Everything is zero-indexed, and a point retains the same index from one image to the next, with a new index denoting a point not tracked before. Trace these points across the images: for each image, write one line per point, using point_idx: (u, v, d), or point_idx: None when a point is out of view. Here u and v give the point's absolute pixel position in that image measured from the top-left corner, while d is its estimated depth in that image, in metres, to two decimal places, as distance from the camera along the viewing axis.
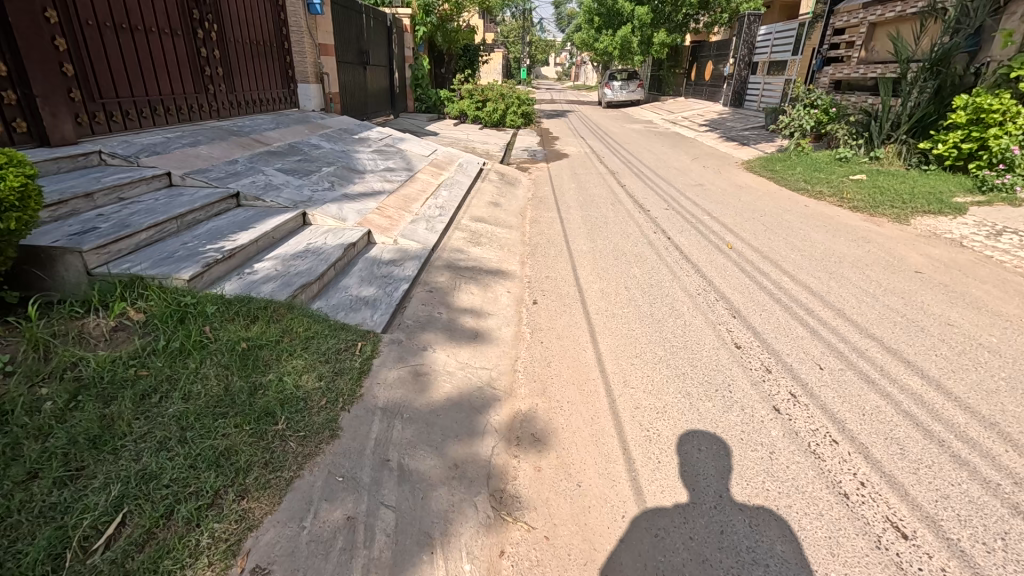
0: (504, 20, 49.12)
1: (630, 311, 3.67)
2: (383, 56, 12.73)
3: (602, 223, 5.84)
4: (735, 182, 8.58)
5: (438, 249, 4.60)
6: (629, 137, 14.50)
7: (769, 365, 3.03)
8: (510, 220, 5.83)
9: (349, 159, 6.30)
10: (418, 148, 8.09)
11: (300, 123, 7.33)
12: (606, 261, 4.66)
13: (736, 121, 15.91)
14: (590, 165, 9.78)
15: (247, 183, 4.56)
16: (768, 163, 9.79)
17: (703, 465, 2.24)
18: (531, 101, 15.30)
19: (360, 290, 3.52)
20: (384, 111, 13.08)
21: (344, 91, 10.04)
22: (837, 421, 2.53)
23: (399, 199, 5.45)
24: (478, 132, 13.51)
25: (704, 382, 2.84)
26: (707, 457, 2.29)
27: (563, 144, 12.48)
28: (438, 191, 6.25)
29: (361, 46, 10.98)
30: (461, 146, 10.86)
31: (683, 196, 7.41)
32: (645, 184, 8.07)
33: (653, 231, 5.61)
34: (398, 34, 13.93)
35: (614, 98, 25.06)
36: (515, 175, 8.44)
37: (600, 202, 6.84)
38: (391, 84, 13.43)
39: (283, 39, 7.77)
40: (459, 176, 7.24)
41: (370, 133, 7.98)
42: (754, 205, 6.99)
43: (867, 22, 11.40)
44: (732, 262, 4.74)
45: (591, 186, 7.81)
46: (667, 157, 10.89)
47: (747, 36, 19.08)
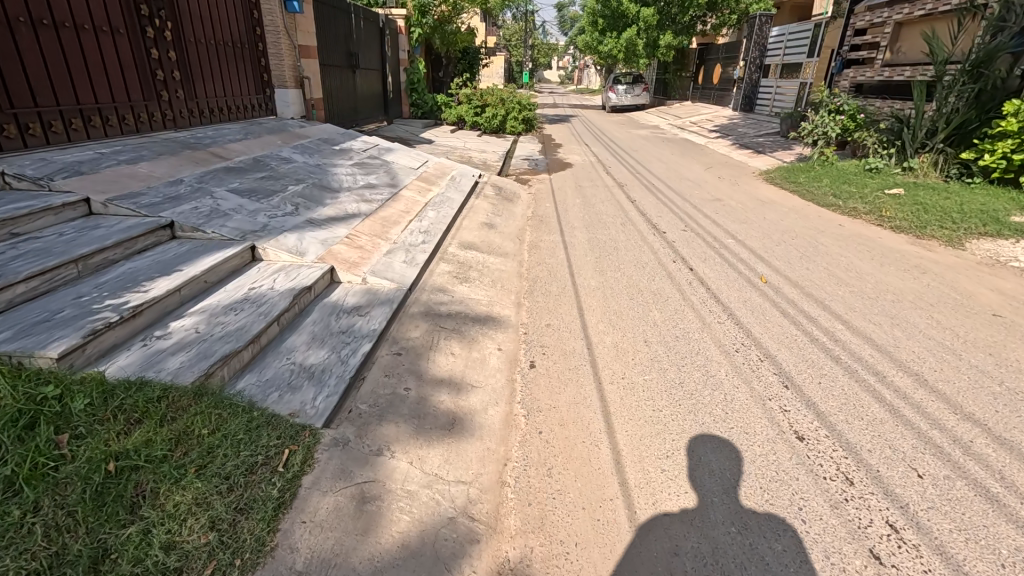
0: (505, 23, 48.54)
1: (653, 376, 2.91)
2: (375, 59, 12.01)
3: (611, 248, 5.08)
4: (755, 194, 7.84)
5: (417, 288, 3.82)
6: (636, 144, 13.73)
7: (846, 466, 2.26)
8: (505, 246, 5.06)
9: (323, 175, 5.53)
10: (407, 160, 7.32)
11: (272, 133, 6.57)
12: (617, 300, 3.91)
13: (749, 126, 15.11)
14: (595, 177, 9.00)
15: (187, 210, 3.79)
16: (789, 173, 8.99)
17: (713, 474, 2.20)
18: (531, 106, 14.75)
19: (307, 356, 2.74)
20: (377, 117, 12.35)
21: (330, 97, 9.29)
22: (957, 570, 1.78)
23: (377, 224, 4.67)
24: (476, 139, 12.76)
25: (762, 504, 2.05)
26: (719, 472, 2.21)
27: (566, 152, 11.72)
28: (424, 211, 5.46)
29: (349, 48, 10.24)
30: (457, 155, 10.10)
31: (701, 213, 6.63)
32: (657, 199, 7.29)
33: (672, 258, 4.86)
34: (393, 36, 13.25)
35: (618, 102, 24.29)
36: (514, 189, 7.65)
37: (608, 221, 6.08)
38: (384, 89, 12.69)
39: (256, 40, 7.01)
40: (449, 192, 6.44)
41: (353, 143, 7.22)
42: (782, 224, 6.20)
43: (893, 21, 10.62)
44: (767, 298, 4.00)
45: (597, 202, 7.03)
46: (678, 166, 10.12)
47: (759, 37, 18.20)
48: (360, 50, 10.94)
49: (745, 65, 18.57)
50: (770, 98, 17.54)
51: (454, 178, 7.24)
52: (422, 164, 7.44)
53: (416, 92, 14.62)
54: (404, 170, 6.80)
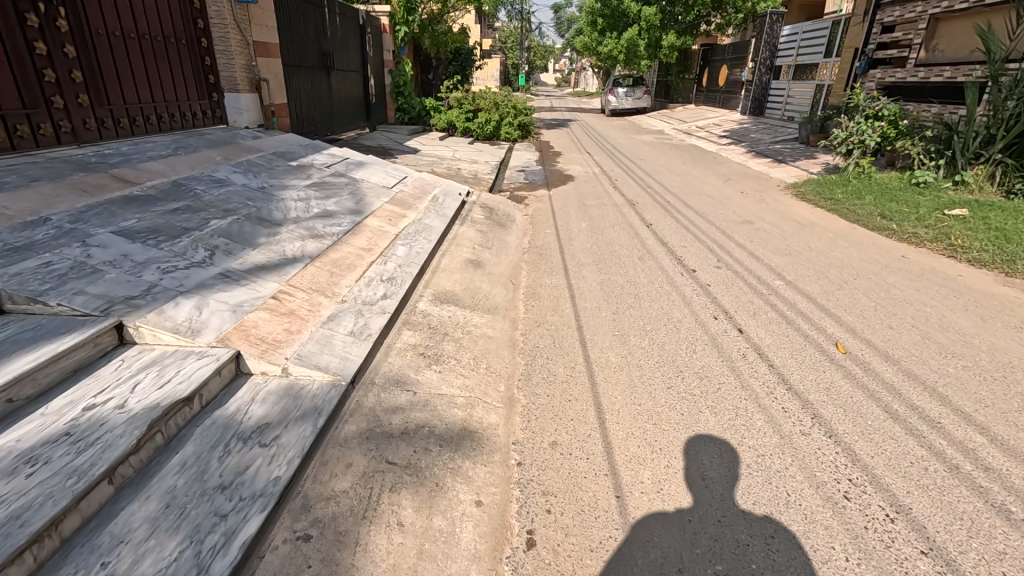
0: (500, 26, 47.57)
1: (704, 472, 2.20)
2: (355, 60, 10.87)
3: (630, 294, 4.00)
4: (787, 213, 6.79)
5: (364, 378, 2.67)
6: (641, 151, 12.63)
7: (921, 553, 1.84)
8: (495, 294, 3.93)
9: (265, 202, 4.37)
10: (381, 178, 6.17)
11: (213, 147, 5.40)
12: (646, 382, 2.84)
13: (763, 132, 14.02)
14: (600, 191, 7.89)
15: (33, 267, 2.63)
16: (822, 188, 7.89)
17: (711, 476, 2.18)
18: (528, 111, 13.87)
19: (141, 557, 1.57)
20: (358, 123, 11.20)
21: (298, 101, 8.13)
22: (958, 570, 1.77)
23: (323, 273, 3.52)
24: (467, 147, 11.64)
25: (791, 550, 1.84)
26: (718, 473, 2.20)
27: (567, 162, 10.60)
28: (395, 247, 4.32)
29: (322, 47, 9.08)
30: (444, 167, 8.96)
31: (731, 240, 5.56)
32: (676, 222, 6.21)
33: (709, 309, 3.78)
34: (375, 34, 12.08)
35: (619, 106, 23.21)
36: (508, 210, 6.51)
37: (622, 253, 4.99)
38: (366, 92, 11.53)
39: (197, 36, 5.87)
40: (427, 217, 5.30)
41: (316, 159, 6.09)
42: (835, 257, 5.08)
43: (929, 16, 9.65)
44: (849, 376, 2.95)
45: (605, 227, 5.91)
46: (693, 179, 9.03)
47: (769, 37, 16.90)
48: (336, 50, 9.77)
49: (755, 66, 17.36)
50: (782, 101, 16.43)
51: (438, 198, 6.12)
52: (400, 182, 6.31)
53: (402, 96, 13.44)
54: (376, 191, 5.67)
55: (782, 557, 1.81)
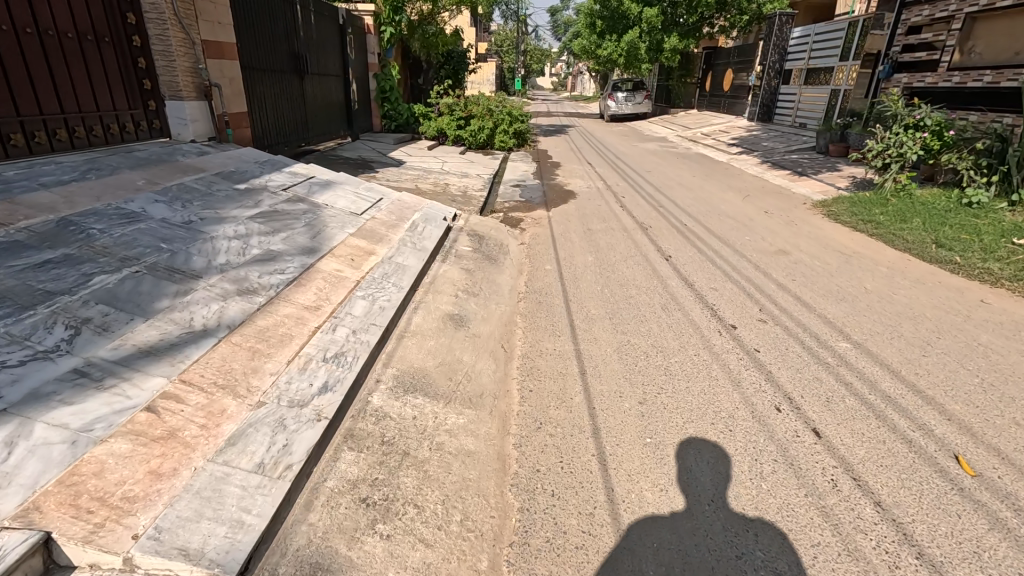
0: (496, 30, 46.83)
1: (696, 477, 2.23)
2: (335, 63, 9.91)
3: (656, 367, 3.07)
4: (824, 238, 5.87)
5: (264, 561, 1.69)
6: (647, 162, 11.68)
7: (899, 553, 1.87)
8: (479, 371, 2.95)
9: (183, 244, 3.39)
10: (348, 202, 5.21)
11: (138, 168, 4.40)
12: (703, 542, 1.91)
13: (776, 140, 13.14)
14: (607, 210, 6.93)
15: None
16: (856, 207, 6.94)
17: (703, 477, 2.22)
18: (524, 117, 12.91)
19: None
20: (338, 132, 10.24)
21: (262, 108, 7.16)
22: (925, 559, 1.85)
23: (239, 356, 2.54)
24: (459, 158, 10.68)
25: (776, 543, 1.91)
26: (712, 477, 2.22)
27: (568, 175, 9.67)
28: (352, 300, 3.36)
29: (294, 48, 8.13)
30: (431, 182, 7.99)
31: (769, 278, 4.62)
32: (698, 253, 5.26)
33: (765, 393, 2.84)
34: (358, 34, 11.08)
35: (619, 111, 22.37)
36: (500, 239, 5.52)
37: (640, 299, 4.05)
38: (347, 98, 10.57)
39: (126, 33, 4.90)
40: (400, 254, 4.34)
41: (271, 180, 5.11)
42: (900, 302, 4.15)
43: (965, 15, 8.82)
44: (996, 524, 2.01)
45: (616, 261, 4.96)
46: (708, 195, 8.13)
47: (778, 39, 16.01)
48: (311, 51, 8.79)
49: (763, 71, 16.45)
50: (793, 107, 15.52)
51: (417, 225, 5.16)
52: (374, 207, 5.35)
53: (388, 102, 12.44)
54: (340, 221, 4.70)
55: (772, 553, 1.86)
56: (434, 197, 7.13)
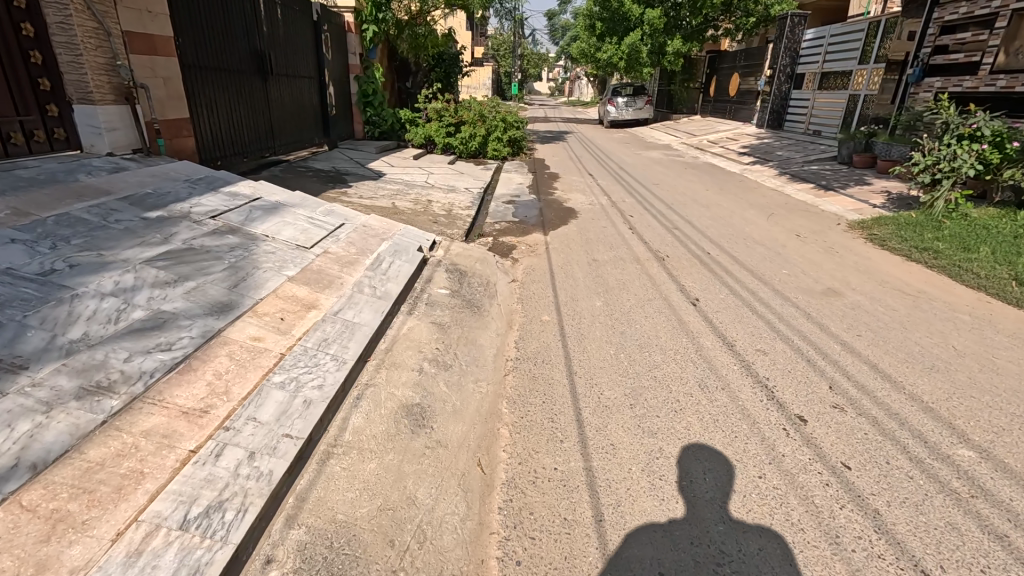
0: (493, 35, 46.07)
1: (698, 483, 2.19)
2: (307, 63, 8.89)
3: (686, 473, 2.24)
4: (876, 272, 4.89)
5: None
6: (653, 173, 10.66)
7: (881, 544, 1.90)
8: (439, 520, 1.93)
9: (21, 312, 2.36)
10: (296, 231, 4.20)
11: (8, 193, 3.36)
12: None
13: (791, 149, 12.18)
14: (613, 233, 5.95)
15: None
16: (904, 231, 5.97)
17: (704, 482, 2.19)
18: (519, 124, 12.01)
19: None
20: (312, 140, 9.21)
21: (214, 114, 6.21)
22: (905, 550, 1.88)
23: (24, 535, 1.51)
24: (447, 169, 9.67)
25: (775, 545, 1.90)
26: (713, 483, 2.19)
27: (567, 188, 8.68)
28: (264, 394, 2.33)
29: (255, 45, 7.11)
30: (412, 199, 6.98)
31: (827, 333, 3.61)
32: (729, 293, 4.28)
33: (884, 565, 1.82)
34: (337, 30, 10.05)
35: (619, 116, 21.47)
36: (486, 275, 4.47)
37: (667, 370, 3.06)
38: (323, 102, 9.54)
39: (12, 21, 3.88)
40: (352, 305, 3.31)
41: (199, 205, 4.07)
42: (1008, 371, 3.16)
43: (1011, 12, 7.93)
44: None
45: (630, 306, 3.95)
46: (728, 213, 7.15)
47: (790, 42, 15.07)
48: (278, 49, 7.79)
49: (774, 75, 15.50)
50: (807, 113, 14.57)
51: (382, 260, 4.14)
52: (331, 236, 4.34)
53: (370, 106, 11.37)
54: (279, 259, 3.68)
55: (772, 562, 1.82)
56: (410, 219, 6.08)
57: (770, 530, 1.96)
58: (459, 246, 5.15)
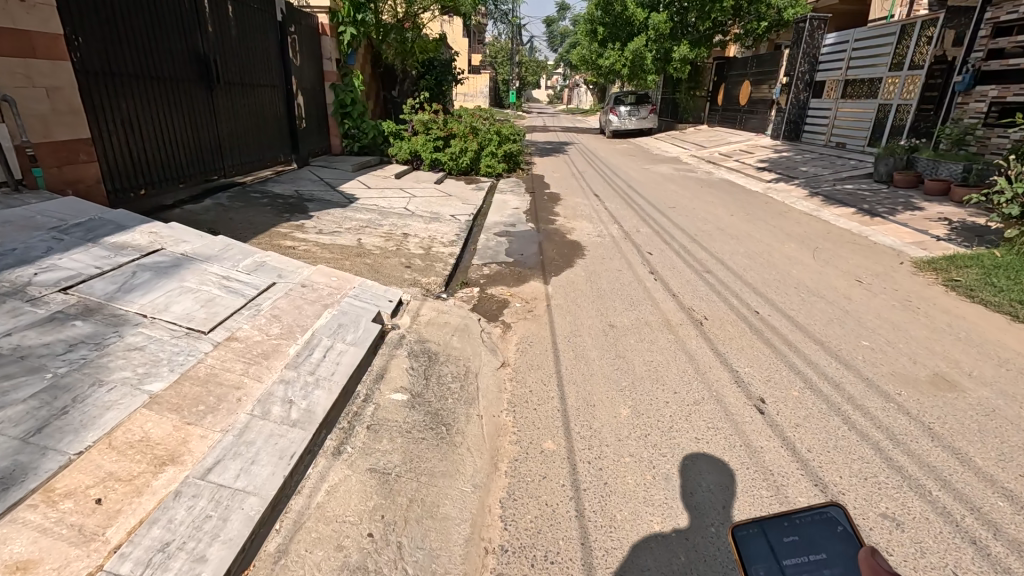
0: (492, 43, 45.15)
1: (699, 492, 2.23)
2: (270, 69, 7.67)
3: (689, 480, 2.30)
4: (984, 343, 3.71)
5: None
6: (666, 193, 9.47)
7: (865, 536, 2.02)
8: None
9: None
10: (196, 302, 3.00)
11: None
12: None
13: (818, 164, 11.00)
14: (631, 280, 4.78)
15: None
16: (994, 276, 4.80)
17: (707, 490, 2.24)
18: (515, 138, 10.86)
19: None
20: (275, 157, 7.98)
21: (136, 131, 5.08)
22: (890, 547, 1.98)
23: None
24: (432, 190, 8.44)
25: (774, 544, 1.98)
26: (715, 490, 2.24)
27: (572, 214, 7.50)
28: None
29: (194, 46, 5.89)
30: (384, 233, 5.76)
31: (972, 470, 2.41)
32: (802, 386, 3.08)
33: None
34: (309, 35, 8.89)
35: (621, 126, 20.35)
36: (464, 356, 3.26)
37: (717, 487, 2.26)
38: (289, 115, 8.31)
39: None
40: (239, 453, 2.07)
41: (51, 270, 2.84)
42: None
43: None
44: None
45: (668, 416, 2.75)
46: (764, 249, 5.97)
47: (808, 46, 13.97)
48: (231, 55, 6.64)
49: (791, 82, 14.37)
50: (828, 124, 13.41)
51: (315, 345, 2.93)
52: (249, 306, 3.14)
53: (349, 118, 10.15)
54: (149, 358, 2.46)
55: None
56: (375, 263, 4.84)
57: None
58: (433, 304, 3.96)
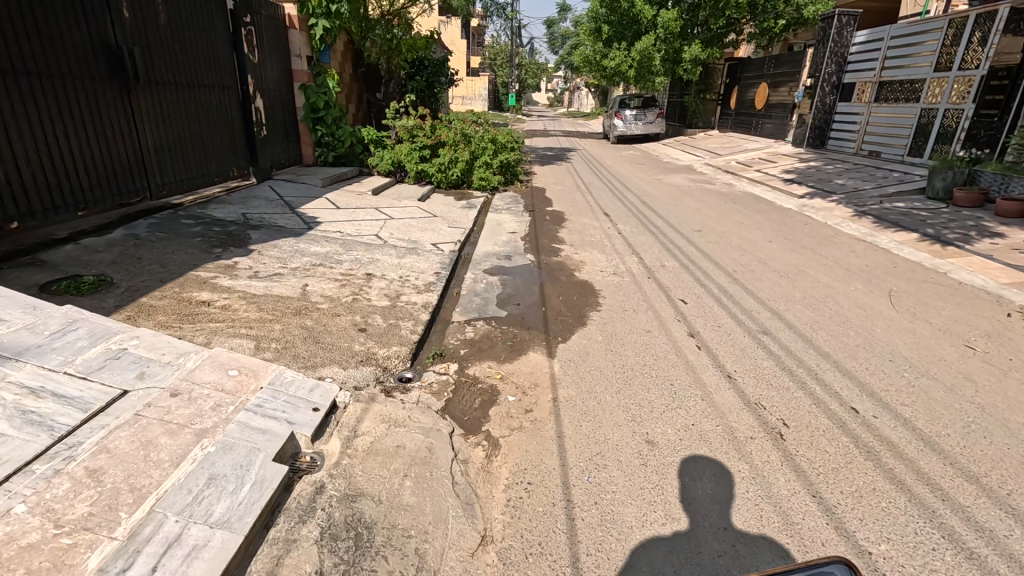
0: (490, 44, 43.95)
1: (698, 498, 2.23)
2: (216, 67, 6.38)
3: (689, 486, 2.29)
4: None
5: None
6: (687, 211, 8.20)
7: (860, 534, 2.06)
8: None
9: None
10: None
11: None
12: None
13: (855, 176, 9.76)
14: (665, 349, 3.53)
15: None
16: None
17: (705, 497, 2.24)
18: (512, 148, 9.60)
19: None
20: (223, 171, 6.67)
21: None
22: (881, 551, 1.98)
23: None
24: (414, 209, 7.17)
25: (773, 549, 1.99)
26: (713, 498, 2.23)
27: (580, 240, 6.25)
28: None
29: (100, 37, 4.65)
30: (343, 275, 4.51)
31: None
32: None
33: None
34: (269, 27, 7.54)
35: (626, 131, 19.10)
36: (418, 526, 1.99)
37: (716, 493, 2.26)
38: (244, 121, 7.01)
39: None
40: None
41: None
42: None
43: None
44: None
45: (711, 503, 2.20)
46: (824, 293, 4.74)
47: (836, 45, 12.72)
48: (157, 50, 5.36)
49: (815, 84, 13.14)
50: (859, 130, 12.17)
51: (144, 542, 1.64)
52: (51, 454, 1.85)
53: (322, 123, 8.80)
54: None
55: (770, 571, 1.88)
56: (317, 325, 3.56)
57: (769, 540, 2.02)
58: (382, 403, 2.70)
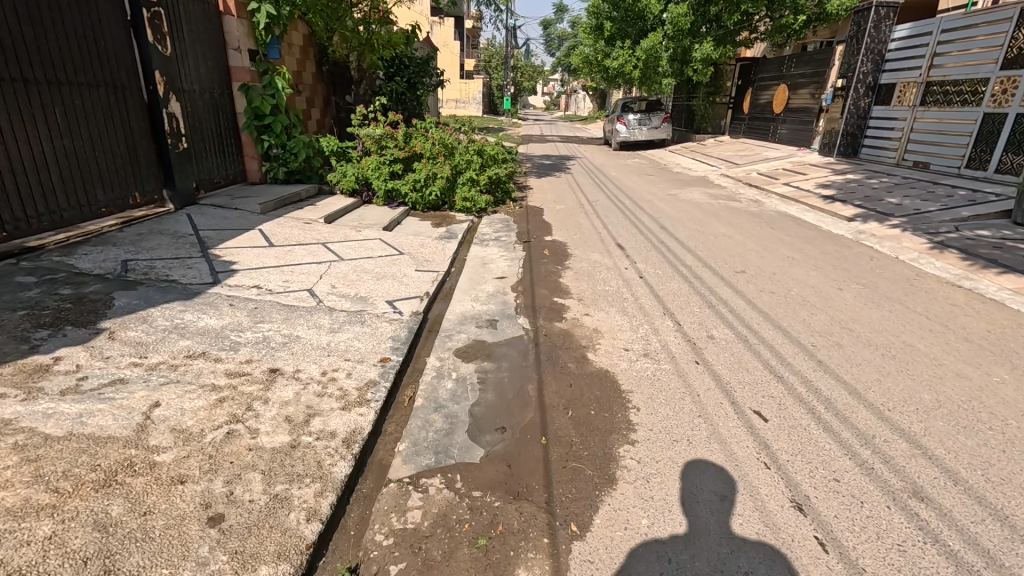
0: (485, 47, 42.50)
1: (699, 498, 2.24)
2: (100, 56, 4.77)
3: (690, 487, 2.30)
4: None
5: None
6: (719, 240, 6.62)
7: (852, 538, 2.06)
8: None
9: None
10: None
11: None
12: None
13: (911, 194, 8.23)
14: (768, 557, 1.95)
15: None
16: None
17: (706, 496, 2.25)
18: (503, 164, 8.04)
19: None
20: (116, 199, 5.04)
21: None
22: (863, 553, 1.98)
23: None
24: (375, 244, 5.58)
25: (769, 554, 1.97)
26: (712, 500, 2.23)
27: (589, 292, 4.64)
28: None
29: None
30: (233, 376, 2.90)
31: None
32: None
33: None
34: (191, 14, 5.96)
35: (630, 137, 17.55)
36: None
37: (717, 495, 2.26)
38: (149, 130, 5.38)
39: None
40: None
41: None
42: None
43: None
44: None
45: (710, 506, 2.19)
46: (957, 388, 3.20)
47: (872, 41, 11.18)
48: None
49: (847, 85, 11.61)
50: (900, 138, 10.66)
51: None
52: None
53: (269, 132, 7.15)
54: None
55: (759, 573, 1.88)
56: (128, 518, 1.92)
57: (765, 545, 2.01)
58: None
